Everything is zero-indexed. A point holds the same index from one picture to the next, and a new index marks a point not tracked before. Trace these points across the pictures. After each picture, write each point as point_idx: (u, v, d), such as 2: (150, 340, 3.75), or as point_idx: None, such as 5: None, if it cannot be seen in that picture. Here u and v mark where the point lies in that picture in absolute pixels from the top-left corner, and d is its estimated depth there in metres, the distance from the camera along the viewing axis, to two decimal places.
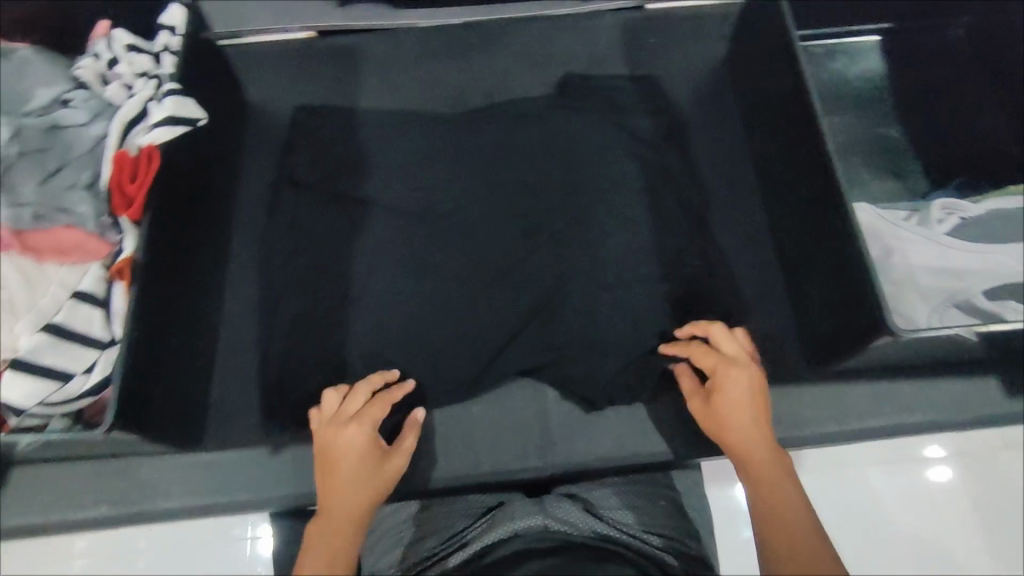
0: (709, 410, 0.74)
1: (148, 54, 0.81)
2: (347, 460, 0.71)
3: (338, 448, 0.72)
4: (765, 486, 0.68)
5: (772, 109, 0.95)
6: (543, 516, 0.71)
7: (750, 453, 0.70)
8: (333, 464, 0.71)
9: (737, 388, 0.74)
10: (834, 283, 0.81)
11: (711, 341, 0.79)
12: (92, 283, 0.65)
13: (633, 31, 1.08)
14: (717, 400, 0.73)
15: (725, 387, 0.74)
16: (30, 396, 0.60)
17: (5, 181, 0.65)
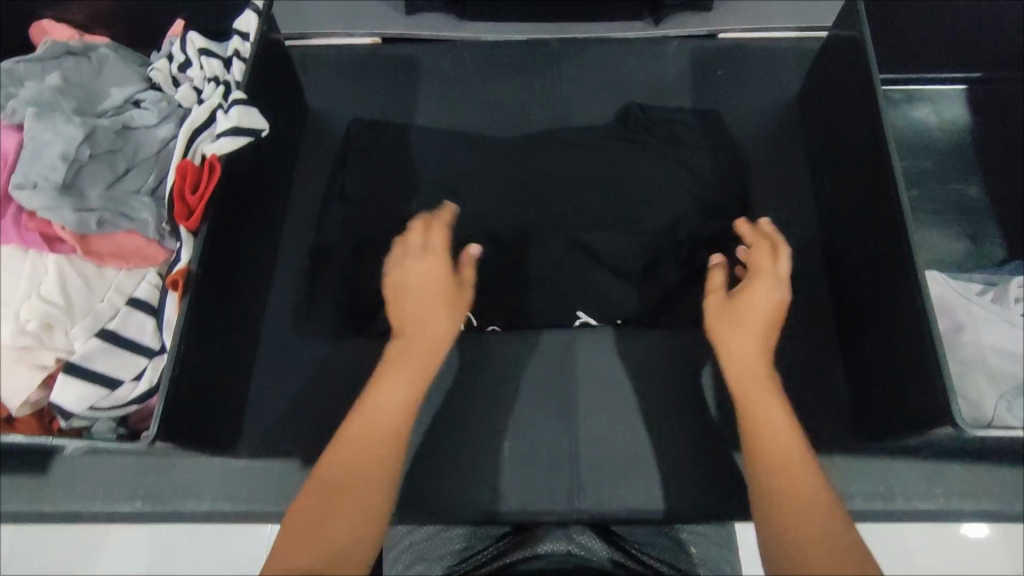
0: (725, 317, 0.75)
1: (219, 58, 0.81)
2: (420, 308, 0.76)
3: (409, 293, 0.77)
4: (767, 394, 0.70)
5: (844, 156, 0.90)
6: (565, 540, 0.70)
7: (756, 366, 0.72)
8: (410, 312, 0.76)
9: (769, 300, 0.76)
10: (896, 357, 0.76)
11: (759, 252, 0.79)
12: (147, 292, 0.66)
13: (703, 60, 1.05)
14: (749, 304, 0.75)
15: (761, 295, 0.75)
16: (79, 401, 0.61)
17: (76, 184, 0.66)
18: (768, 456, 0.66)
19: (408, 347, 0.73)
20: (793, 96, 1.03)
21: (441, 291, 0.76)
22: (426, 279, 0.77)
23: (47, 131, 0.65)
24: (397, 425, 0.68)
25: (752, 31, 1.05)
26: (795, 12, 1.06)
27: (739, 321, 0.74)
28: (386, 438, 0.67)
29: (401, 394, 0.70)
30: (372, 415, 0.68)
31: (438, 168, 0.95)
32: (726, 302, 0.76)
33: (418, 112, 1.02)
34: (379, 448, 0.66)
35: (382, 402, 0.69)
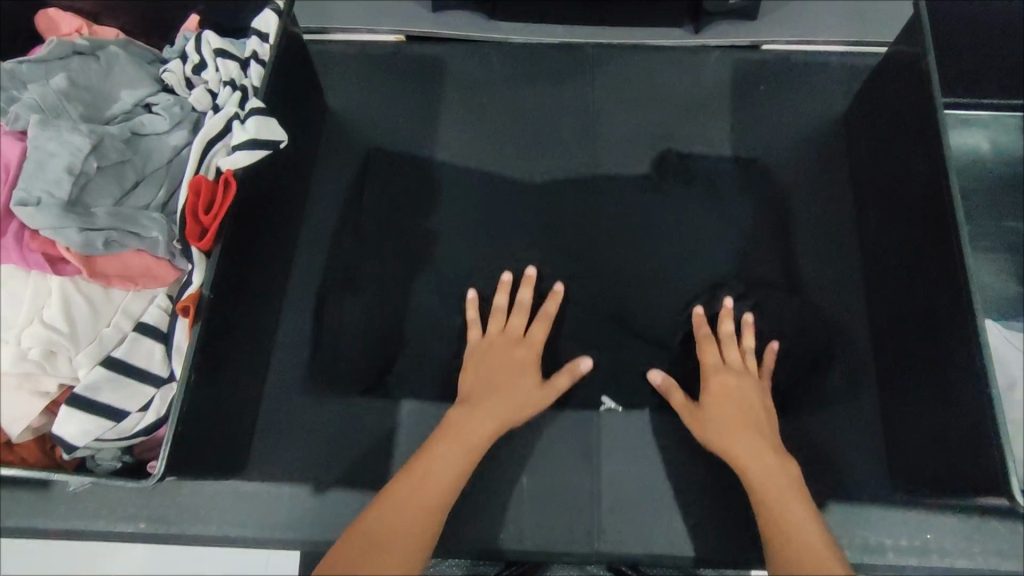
0: (698, 419, 0.76)
1: (236, 60, 0.76)
2: (507, 386, 0.77)
3: (490, 363, 0.79)
4: (773, 475, 0.70)
5: (884, 191, 0.87)
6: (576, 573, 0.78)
7: (746, 460, 0.71)
8: (494, 381, 0.77)
9: (726, 393, 0.76)
10: (941, 415, 0.74)
11: (700, 347, 0.81)
12: (156, 317, 0.63)
13: (745, 73, 1.00)
14: (709, 403, 0.76)
15: (715, 391, 0.77)
16: (83, 434, 0.58)
17: (81, 199, 0.62)
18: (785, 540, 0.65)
19: (486, 413, 0.75)
20: (837, 116, 0.98)
21: (514, 379, 0.78)
22: (519, 367, 0.79)
23: (52, 140, 0.61)
24: (454, 472, 0.70)
25: (799, 43, 1.00)
26: (847, 24, 1.00)
27: (711, 427, 0.74)
28: (448, 486, 0.69)
29: (473, 452, 0.72)
30: (442, 463, 0.70)
31: (464, 188, 0.93)
32: (686, 405, 0.78)
33: (443, 119, 0.97)
34: (440, 497, 0.68)
35: (455, 448, 0.72)
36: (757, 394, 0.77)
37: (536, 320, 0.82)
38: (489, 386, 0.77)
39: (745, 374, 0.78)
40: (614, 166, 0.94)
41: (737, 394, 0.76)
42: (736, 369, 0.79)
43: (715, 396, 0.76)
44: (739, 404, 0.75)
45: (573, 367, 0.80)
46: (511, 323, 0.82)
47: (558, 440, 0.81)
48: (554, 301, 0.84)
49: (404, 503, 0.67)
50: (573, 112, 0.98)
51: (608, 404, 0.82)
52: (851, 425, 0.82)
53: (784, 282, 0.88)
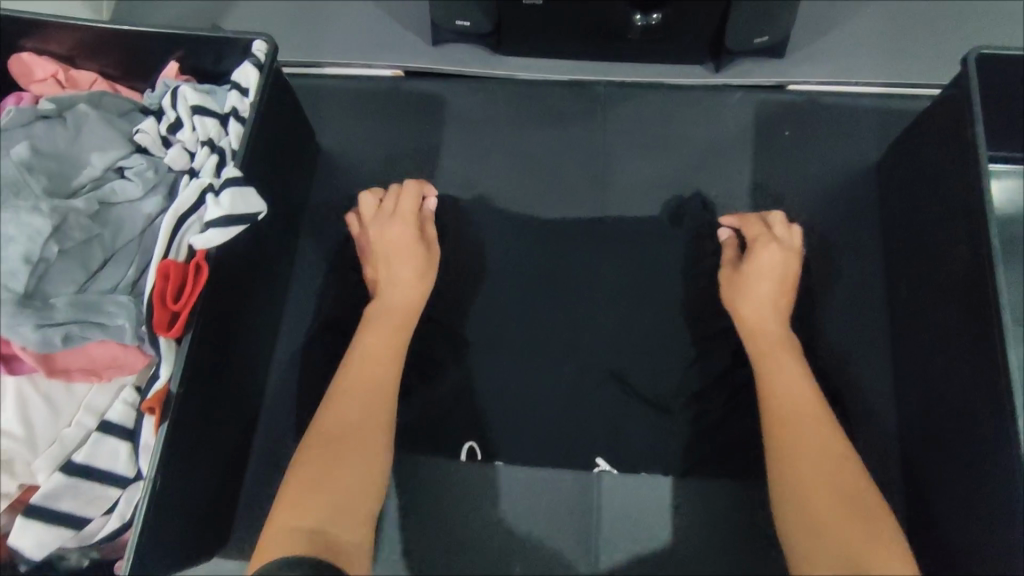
0: (732, 291, 0.78)
1: (215, 116, 0.71)
2: (396, 278, 0.78)
3: (380, 259, 0.79)
4: (781, 362, 0.73)
5: (932, 262, 0.79)
6: None
7: (770, 349, 0.75)
8: (384, 272, 0.79)
9: (766, 265, 0.77)
10: (970, 518, 0.72)
11: (748, 229, 0.81)
12: (121, 413, 0.58)
13: (769, 116, 0.92)
14: (745, 270, 0.78)
15: (759, 261, 0.77)
16: (41, 546, 0.55)
17: (41, 288, 0.58)
18: (783, 434, 0.68)
19: (386, 326, 0.76)
20: (866, 167, 0.91)
21: (409, 260, 0.79)
22: (405, 237, 0.79)
23: (9, 223, 0.57)
24: (378, 411, 0.70)
25: (829, 84, 0.92)
26: (880, 65, 0.92)
27: (736, 291, 0.78)
28: (376, 400, 0.71)
29: (388, 360, 0.74)
30: (360, 384, 0.72)
31: (461, 239, 0.87)
32: (727, 275, 0.80)
33: (442, 164, 0.91)
34: (372, 415, 0.70)
35: (373, 365, 0.73)
36: (794, 273, 0.78)
37: (395, 202, 0.82)
38: (385, 285, 0.78)
39: (789, 250, 0.79)
40: (623, 218, 0.88)
41: (768, 272, 0.78)
42: (785, 247, 0.79)
43: (755, 271, 0.77)
44: (771, 277, 0.77)
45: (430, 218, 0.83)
46: (382, 210, 0.82)
47: (556, 523, 0.77)
48: (414, 189, 0.83)
49: (334, 425, 0.68)
50: (581, 159, 0.91)
51: (602, 465, 0.78)
52: None
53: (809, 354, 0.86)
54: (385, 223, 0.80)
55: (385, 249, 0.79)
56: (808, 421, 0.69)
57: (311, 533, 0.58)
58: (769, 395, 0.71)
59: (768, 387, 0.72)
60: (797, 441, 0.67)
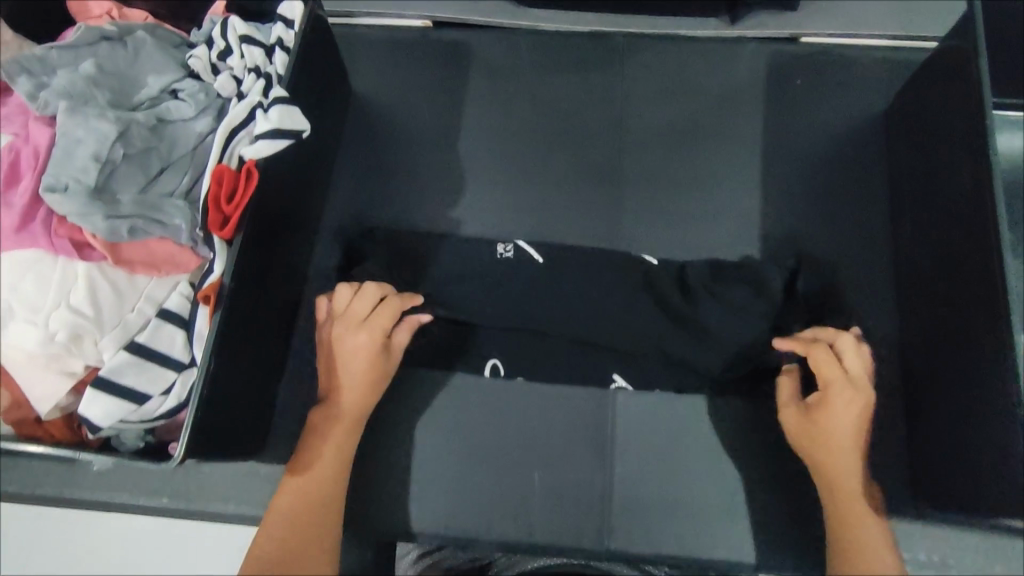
0: (807, 431, 0.71)
1: (261, 46, 0.76)
2: (346, 387, 0.74)
3: (333, 361, 0.75)
4: (857, 514, 0.68)
5: (932, 197, 0.80)
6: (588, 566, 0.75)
7: (846, 493, 0.69)
8: (336, 386, 0.74)
9: (846, 428, 0.69)
10: (962, 435, 0.72)
11: (815, 359, 0.70)
12: (177, 303, 0.64)
13: (781, 67, 0.96)
14: (817, 416, 0.70)
15: (834, 414, 0.69)
16: (108, 416, 0.60)
17: (107, 187, 0.63)
18: (857, 546, 0.66)
19: (342, 419, 0.74)
20: (877, 114, 0.93)
21: (365, 370, 0.74)
22: (364, 345, 0.73)
23: (79, 127, 0.62)
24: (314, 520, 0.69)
25: (841, 36, 0.95)
26: (891, 19, 0.95)
27: (813, 441, 0.70)
28: (308, 521, 0.69)
29: (329, 479, 0.72)
30: (302, 506, 0.70)
31: (487, 179, 0.92)
32: (799, 418, 0.72)
33: (467, 108, 0.95)
34: (310, 534, 0.68)
35: (314, 487, 0.71)
36: (871, 408, 0.70)
37: (360, 290, 0.75)
38: (337, 401, 0.74)
39: (863, 387, 0.69)
40: (639, 163, 0.92)
41: (843, 413, 0.69)
42: (863, 384, 0.70)
43: (836, 422, 0.69)
44: (841, 436, 0.69)
45: (414, 326, 0.77)
46: (340, 307, 0.75)
47: (572, 437, 0.81)
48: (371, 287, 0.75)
49: (275, 544, 0.67)
50: (599, 105, 0.95)
51: (618, 381, 0.82)
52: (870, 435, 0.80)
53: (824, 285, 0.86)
54: (340, 325, 0.74)
55: (344, 350, 0.74)
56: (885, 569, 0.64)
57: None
58: (845, 517, 0.69)
59: (843, 536, 0.68)
60: (874, 560, 0.65)
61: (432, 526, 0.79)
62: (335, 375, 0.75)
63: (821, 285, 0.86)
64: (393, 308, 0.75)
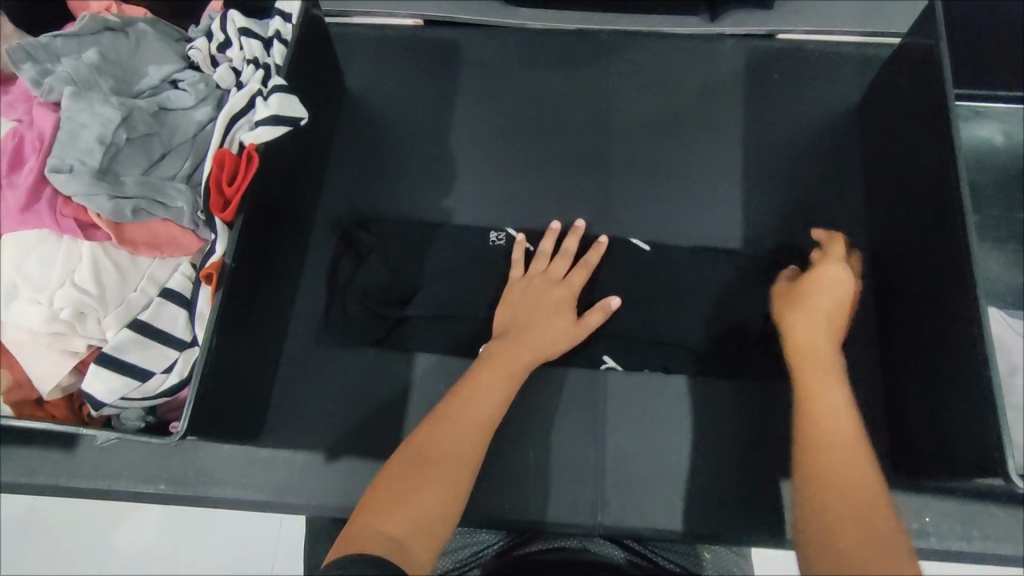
0: (789, 300, 0.75)
1: (259, 39, 0.78)
2: (540, 329, 0.77)
3: (523, 305, 0.79)
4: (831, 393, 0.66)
5: (904, 182, 0.84)
6: (573, 537, 0.72)
7: (819, 366, 0.69)
8: (522, 324, 0.78)
9: (832, 293, 0.74)
10: (939, 407, 0.74)
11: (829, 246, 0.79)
12: (179, 283, 0.65)
13: (759, 62, 1.00)
14: (806, 290, 0.75)
15: (827, 287, 0.74)
16: (110, 391, 0.61)
17: (111, 169, 0.64)
18: (814, 425, 0.64)
19: (526, 347, 0.76)
20: (852, 106, 0.97)
21: (556, 320, 0.78)
22: (567, 294, 0.80)
23: (84, 111, 0.64)
24: (473, 436, 0.66)
25: (814, 32, 0.99)
26: (863, 16, 0.99)
27: (790, 305, 0.75)
28: (468, 432, 0.66)
29: (490, 400, 0.70)
30: (468, 414, 0.68)
31: (478, 170, 0.94)
32: (785, 293, 0.77)
33: (457, 102, 0.98)
34: (468, 441, 0.65)
35: (473, 401, 0.69)
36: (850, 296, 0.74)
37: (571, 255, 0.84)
38: (519, 334, 0.77)
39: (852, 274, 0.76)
40: (625, 153, 0.95)
41: (832, 285, 0.74)
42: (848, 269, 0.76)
43: (819, 286, 0.74)
44: (825, 302, 0.73)
45: (607, 311, 0.79)
46: (554, 269, 0.82)
47: (566, 417, 0.83)
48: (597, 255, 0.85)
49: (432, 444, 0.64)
50: (586, 99, 0.98)
51: (608, 362, 0.83)
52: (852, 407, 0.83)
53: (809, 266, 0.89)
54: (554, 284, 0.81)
55: (536, 298, 0.80)
56: (844, 436, 0.62)
57: (387, 543, 0.55)
58: (807, 398, 0.66)
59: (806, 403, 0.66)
60: (838, 432, 0.62)
61: None
62: (522, 318, 0.78)
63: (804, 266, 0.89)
64: (591, 269, 0.83)
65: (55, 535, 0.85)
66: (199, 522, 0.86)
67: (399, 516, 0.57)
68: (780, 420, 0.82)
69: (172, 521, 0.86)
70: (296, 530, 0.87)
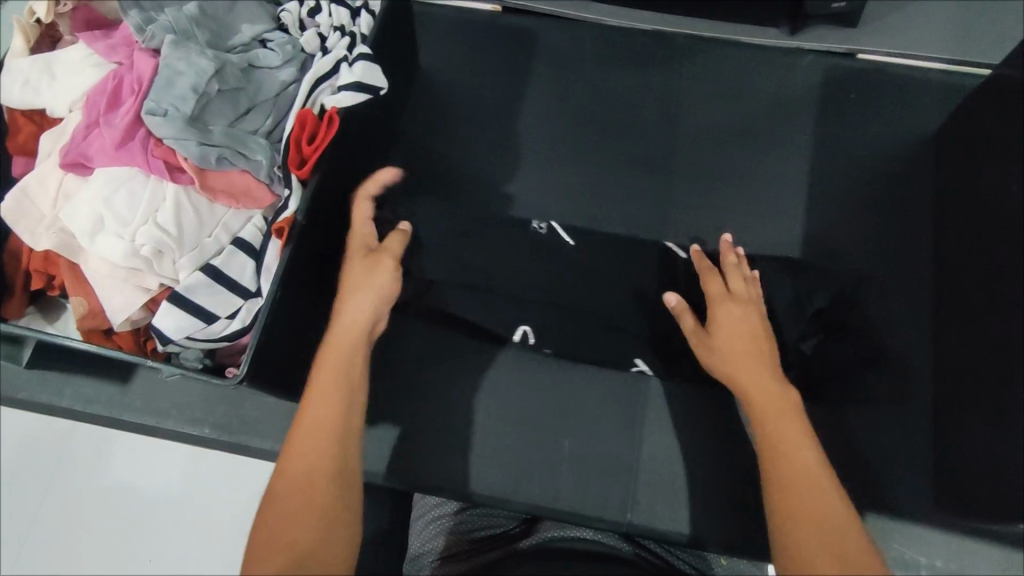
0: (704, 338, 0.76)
1: (348, 8, 0.80)
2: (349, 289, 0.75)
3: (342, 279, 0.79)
4: (786, 418, 0.67)
5: (978, 216, 0.82)
6: (593, 530, 0.73)
7: (767, 394, 0.69)
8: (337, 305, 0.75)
9: (728, 320, 0.76)
10: (992, 448, 0.72)
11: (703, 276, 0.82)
12: (251, 234, 0.68)
13: (837, 79, 0.98)
14: (717, 333, 0.76)
15: (720, 323, 0.76)
16: (178, 328, 0.64)
17: (200, 118, 0.67)
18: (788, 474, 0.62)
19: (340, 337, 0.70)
20: (929, 133, 0.95)
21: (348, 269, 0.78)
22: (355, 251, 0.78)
23: (181, 60, 0.66)
24: (324, 439, 0.61)
25: (895, 55, 0.97)
26: (951, 42, 0.97)
27: (707, 342, 0.76)
28: (325, 433, 0.62)
29: (340, 388, 0.65)
30: (319, 413, 0.63)
31: (541, 159, 0.95)
32: (694, 329, 0.77)
33: (527, 90, 0.99)
34: (321, 457, 0.60)
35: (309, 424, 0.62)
36: (760, 323, 0.77)
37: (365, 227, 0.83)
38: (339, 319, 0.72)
39: (750, 304, 0.78)
40: (690, 158, 0.95)
41: (741, 319, 0.76)
42: (746, 299, 0.79)
43: (718, 320, 0.76)
44: (744, 336, 0.75)
45: (684, 308, 0.78)
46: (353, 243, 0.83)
47: (603, 412, 0.83)
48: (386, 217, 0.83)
49: (290, 477, 0.59)
50: (656, 100, 0.98)
51: (641, 366, 0.83)
52: (898, 438, 0.81)
53: (867, 290, 0.87)
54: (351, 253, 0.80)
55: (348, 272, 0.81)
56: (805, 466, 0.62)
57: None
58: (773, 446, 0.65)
59: (769, 434, 0.66)
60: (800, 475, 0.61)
61: (458, 483, 0.80)
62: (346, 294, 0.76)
63: (863, 291, 0.87)
64: (705, 275, 0.82)
65: (100, 464, 0.89)
66: (236, 470, 0.88)
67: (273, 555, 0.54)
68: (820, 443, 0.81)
69: (211, 467, 0.89)
70: None
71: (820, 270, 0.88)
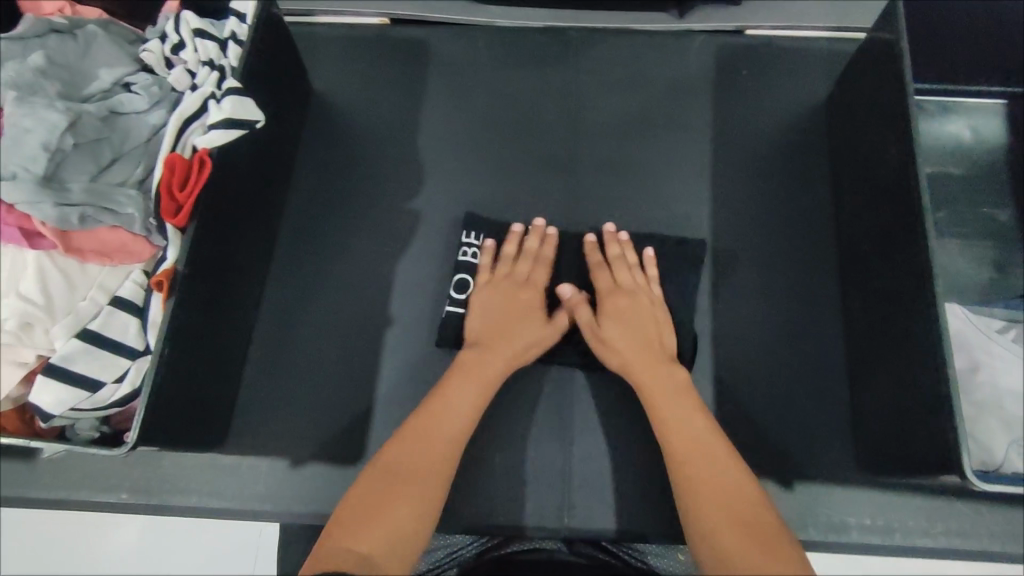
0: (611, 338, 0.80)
1: (215, 40, 0.76)
2: (503, 333, 0.78)
3: (491, 308, 0.80)
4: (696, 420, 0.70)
5: (866, 180, 0.84)
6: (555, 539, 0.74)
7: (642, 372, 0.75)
8: (504, 336, 0.78)
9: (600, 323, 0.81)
10: (900, 406, 0.74)
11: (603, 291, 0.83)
12: (131, 291, 0.65)
13: (729, 58, 0.99)
14: (605, 321, 0.79)
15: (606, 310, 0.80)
16: (59, 403, 0.61)
17: (57, 177, 0.63)
18: (695, 477, 0.65)
19: (487, 368, 0.76)
20: (819, 102, 0.97)
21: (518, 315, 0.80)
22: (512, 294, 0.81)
23: (28, 117, 0.62)
24: (433, 455, 0.68)
25: (783, 28, 0.98)
26: (832, 11, 0.99)
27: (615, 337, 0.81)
28: (439, 450, 0.69)
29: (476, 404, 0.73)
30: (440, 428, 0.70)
31: (444, 172, 0.93)
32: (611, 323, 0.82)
33: (423, 102, 0.97)
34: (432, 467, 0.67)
35: (448, 417, 0.71)
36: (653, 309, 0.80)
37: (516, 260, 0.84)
38: (496, 346, 0.77)
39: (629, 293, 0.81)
40: (593, 153, 0.95)
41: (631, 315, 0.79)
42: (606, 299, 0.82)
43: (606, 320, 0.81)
44: (635, 325, 0.78)
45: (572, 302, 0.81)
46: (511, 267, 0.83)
47: (532, 421, 0.82)
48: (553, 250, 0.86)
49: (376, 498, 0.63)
50: (554, 98, 0.98)
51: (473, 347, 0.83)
52: (818, 405, 0.82)
53: (775, 264, 0.89)
54: (534, 291, 0.82)
55: (497, 298, 0.80)
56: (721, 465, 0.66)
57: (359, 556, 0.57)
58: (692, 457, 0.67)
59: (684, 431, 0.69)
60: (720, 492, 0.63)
61: None
62: (492, 324, 0.79)
63: (773, 266, 0.89)
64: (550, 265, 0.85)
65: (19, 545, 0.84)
66: (167, 529, 0.85)
67: (362, 537, 0.59)
68: (746, 421, 0.82)
69: (140, 531, 0.85)
70: (263, 538, 0.85)
71: (729, 250, 0.90)
